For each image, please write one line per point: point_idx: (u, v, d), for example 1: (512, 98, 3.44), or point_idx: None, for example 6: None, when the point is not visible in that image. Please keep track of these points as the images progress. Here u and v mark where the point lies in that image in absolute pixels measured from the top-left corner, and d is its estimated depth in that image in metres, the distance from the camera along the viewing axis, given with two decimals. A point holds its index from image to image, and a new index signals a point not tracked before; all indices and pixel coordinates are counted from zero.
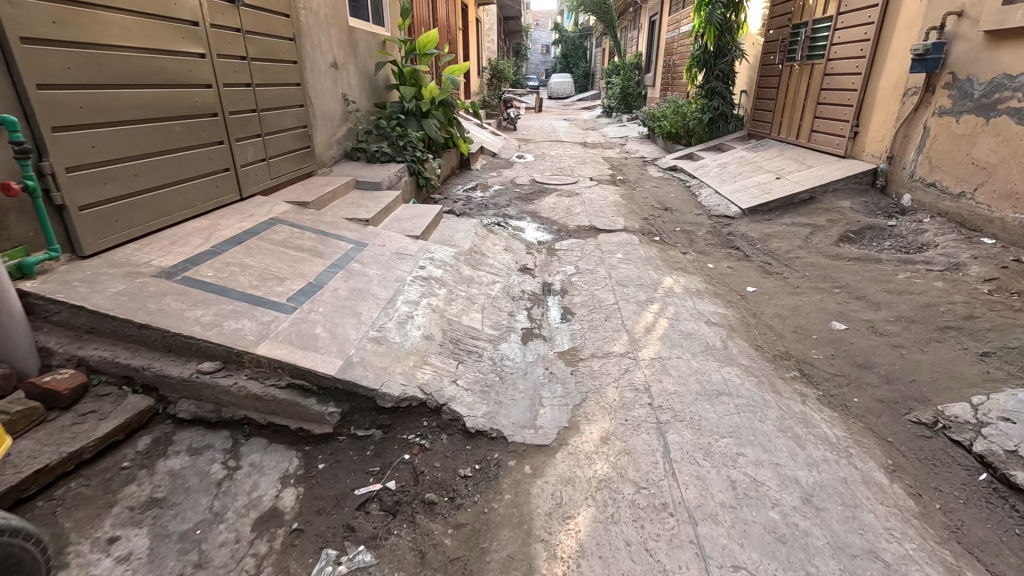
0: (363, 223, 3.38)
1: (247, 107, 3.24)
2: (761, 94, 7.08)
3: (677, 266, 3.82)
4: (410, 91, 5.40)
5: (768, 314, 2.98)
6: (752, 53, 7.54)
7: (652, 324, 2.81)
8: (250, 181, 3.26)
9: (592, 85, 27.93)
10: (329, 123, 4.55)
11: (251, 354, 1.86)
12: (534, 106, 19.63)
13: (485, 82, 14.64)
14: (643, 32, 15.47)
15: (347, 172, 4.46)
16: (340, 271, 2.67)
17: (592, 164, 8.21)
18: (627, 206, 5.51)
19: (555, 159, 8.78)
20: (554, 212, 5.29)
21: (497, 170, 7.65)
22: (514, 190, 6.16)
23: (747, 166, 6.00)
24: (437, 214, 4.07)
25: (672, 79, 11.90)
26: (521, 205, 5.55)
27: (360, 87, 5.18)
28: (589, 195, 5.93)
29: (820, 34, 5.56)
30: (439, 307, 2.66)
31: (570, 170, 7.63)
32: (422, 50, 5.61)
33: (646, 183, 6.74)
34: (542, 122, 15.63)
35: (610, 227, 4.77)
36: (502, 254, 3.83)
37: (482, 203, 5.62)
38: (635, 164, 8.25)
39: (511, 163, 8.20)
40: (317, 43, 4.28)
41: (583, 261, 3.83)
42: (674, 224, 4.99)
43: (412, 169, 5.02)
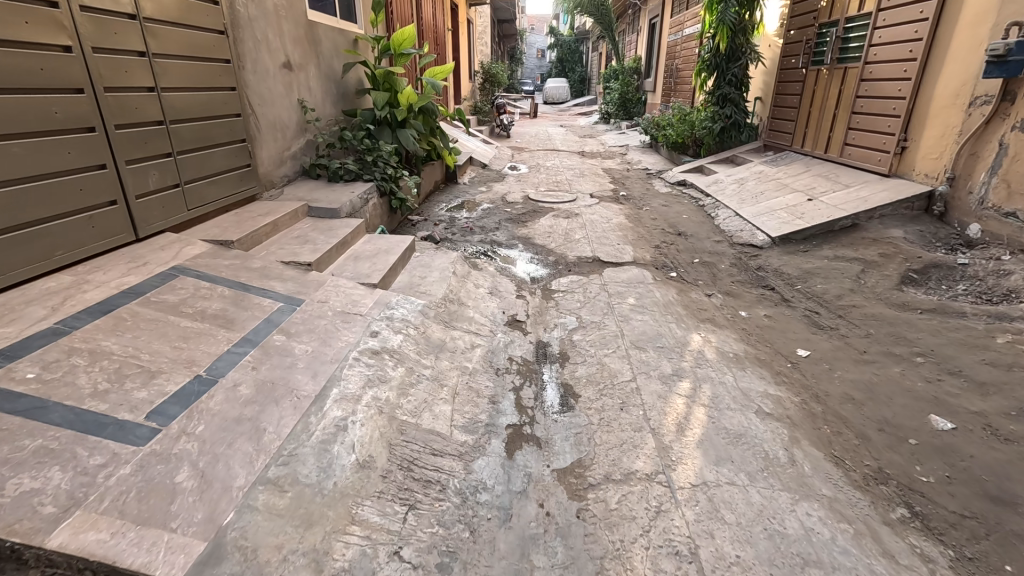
0: (305, 268, 2.62)
1: (149, 119, 2.47)
2: (779, 102, 6.38)
3: (704, 315, 3.09)
4: (383, 97, 4.64)
5: (837, 397, 2.24)
6: (769, 56, 6.84)
7: (685, 417, 2.07)
8: (154, 215, 2.49)
9: (588, 89, 27.33)
10: (280, 135, 3.78)
11: (34, 550, 1.09)
12: (529, 111, 18.94)
13: (478, 86, 13.94)
14: (642, 35, 14.83)
15: (301, 194, 3.69)
16: (252, 352, 1.90)
17: (591, 177, 7.49)
18: (635, 229, 4.79)
19: (551, 170, 8.04)
20: (550, 238, 4.55)
21: (487, 184, 6.90)
22: (504, 209, 5.42)
23: (769, 184, 5.28)
24: (407, 249, 3.31)
25: (676, 84, 11.23)
26: (512, 229, 4.80)
27: (323, 93, 4.42)
28: (590, 216, 5.20)
29: (855, 34, 4.85)
30: (392, 401, 1.90)
31: (568, 183, 6.90)
32: (398, 49, 4.85)
33: (653, 201, 6.02)
34: (538, 129, 14.95)
35: (617, 258, 4.04)
36: (487, 300, 3.08)
37: (468, 226, 4.87)
38: (639, 177, 7.55)
39: (504, 176, 7.47)
40: (262, 39, 3.52)
41: (587, 309, 3.09)
42: (691, 253, 4.27)
43: (384, 189, 4.25)
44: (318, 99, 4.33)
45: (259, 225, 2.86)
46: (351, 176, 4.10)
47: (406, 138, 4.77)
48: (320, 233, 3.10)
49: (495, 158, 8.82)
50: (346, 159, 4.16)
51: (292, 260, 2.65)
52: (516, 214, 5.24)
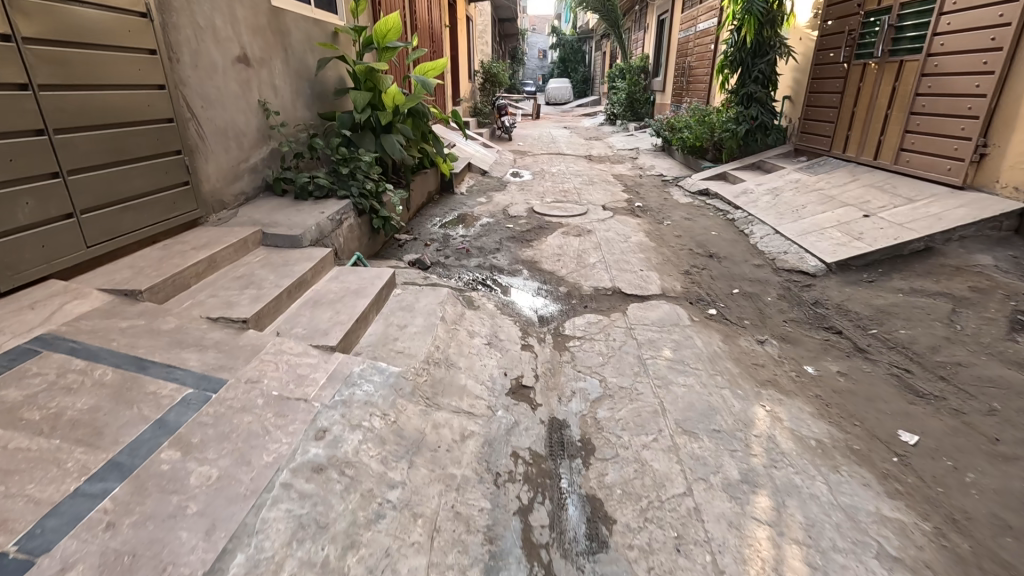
0: (240, 326, 1.96)
1: (17, 128, 1.82)
2: (813, 101, 5.70)
3: (763, 374, 2.42)
4: (364, 97, 3.97)
5: (986, 526, 1.56)
6: (799, 50, 6.15)
7: (776, 569, 1.40)
8: (26, 259, 1.83)
9: (592, 90, 26.67)
10: (234, 144, 3.11)
11: None
12: (532, 112, 18.28)
13: (478, 87, 13.29)
14: (650, 32, 14.17)
15: (258, 216, 3.03)
16: (116, 490, 1.23)
17: (602, 185, 6.81)
18: (659, 250, 4.11)
19: (558, 177, 7.37)
20: (560, 261, 3.87)
21: (487, 194, 6.22)
22: (505, 226, 4.74)
23: (811, 195, 4.59)
24: (385, 287, 2.65)
25: (689, 83, 10.56)
26: (515, 250, 4.13)
27: (291, 93, 3.75)
28: (606, 232, 4.53)
29: (913, 22, 4.18)
30: (334, 565, 1.23)
31: (577, 193, 6.22)
32: (382, 42, 4.19)
33: (674, 213, 5.35)
34: (541, 131, 14.29)
35: (643, 290, 3.36)
36: (484, 355, 2.41)
37: (463, 247, 4.21)
38: (654, 185, 6.87)
39: (506, 184, 6.81)
40: (207, 26, 2.86)
41: (612, 367, 2.42)
42: (729, 281, 3.60)
43: (363, 207, 3.57)
44: (284, 99, 3.66)
45: (187, 264, 2.19)
46: (322, 192, 3.42)
47: (390, 145, 4.10)
48: (272, 270, 2.44)
49: (496, 164, 8.15)
50: (317, 171, 3.48)
51: (222, 315, 1.98)
52: (519, 231, 4.57)
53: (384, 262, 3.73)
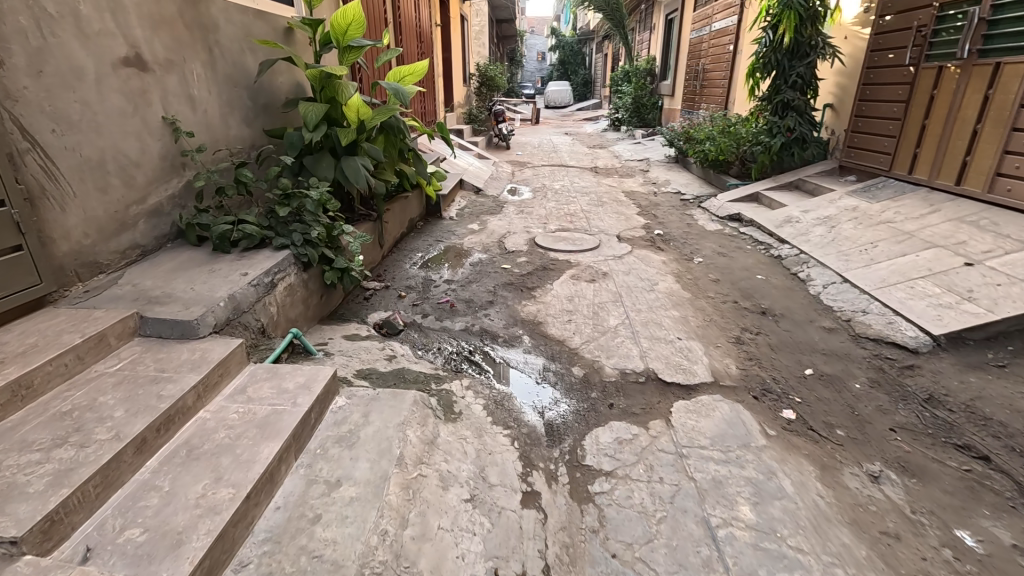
0: (3, 552, 1.07)
1: None
2: (865, 111, 4.84)
3: (905, 559, 1.53)
4: (317, 111, 3.07)
5: None
6: (845, 50, 5.25)
7: None
8: None
9: (593, 93, 25.81)
10: (116, 181, 2.22)
11: None
12: (531, 117, 17.38)
13: (474, 91, 12.43)
14: (656, 33, 13.34)
15: (147, 284, 2.13)
16: None
17: (614, 205, 5.93)
18: (696, 305, 3.24)
19: (562, 196, 6.49)
20: (572, 323, 2.99)
21: (481, 219, 5.34)
22: (500, 266, 3.86)
23: (879, 230, 3.72)
24: (316, 404, 1.77)
25: (702, 87, 9.73)
26: (513, 305, 3.25)
27: (215, 106, 2.86)
28: (625, 277, 3.65)
29: (1016, 15, 3.33)
30: None
31: (586, 217, 5.34)
32: (344, 40, 3.28)
33: (703, 246, 4.48)
34: (542, 138, 13.44)
35: (689, 375, 2.48)
36: (464, 530, 1.52)
37: (446, 299, 3.33)
38: (672, 206, 6.00)
39: (502, 206, 5.93)
40: (63, 13, 1.97)
41: (666, 549, 1.54)
42: (797, 356, 2.72)
43: (308, 259, 2.65)
44: (205, 115, 2.77)
45: None
46: (250, 241, 2.54)
47: (352, 170, 3.22)
48: (130, 394, 1.55)
49: (492, 179, 7.27)
50: (245, 212, 2.59)
51: None
52: (517, 275, 3.68)
53: (340, 327, 2.85)
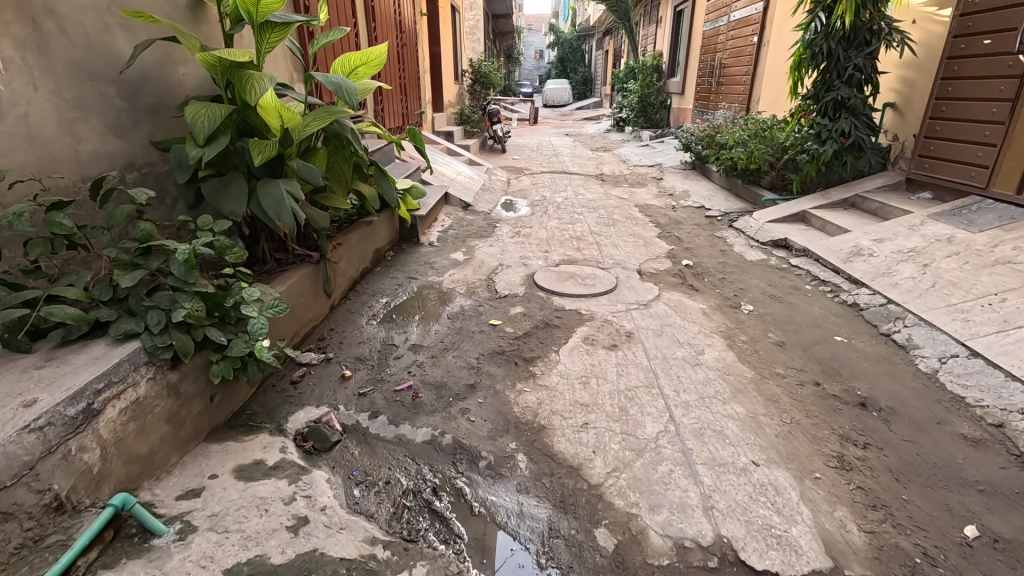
0: None
1: None
2: (946, 112, 3.88)
3: None
4: (212, 115, 2.08)
5: None
6: (916, 36, 4.26)
7: None
8: None
9: (594, 92, 24.88)
10: None
11: None
12: (529, 117, 16.39)
13: (467, 88, 11.45)
14: (663, 27, 12.41)
15: None
16: None
17: (629, 225, 4.97)
18: (764, 392, 2.27)
19: (565, 211, 5.52)
20: (591, 430, 2.03)
21: (467, 245, 4.36)
22: (488, 322, 2.89)
23: (997, 275, 2.76)
24: None
25: (718, 84, 8.78)
26: (503, 392, 2.29)
27: (46, 111, 1.89)
28: (657, 340, 2.68)
29: None
30: None
31: (597, 241, 4.38)
32: (262, 14, 2.29)
33: (748, 287, 3.51)
34: (540, 140, 12.46)
35: (788, 549, 1.52)
36: None
37: (409, 381, 2.35)
38: (697, 226, 5.03)
39: (494, 227, 4.95)
40: None
41: None
42: (941, 495, 1.76)
43: (171, 352, 1.65)
44: (19, 125, 1.79)
45: None
46: (71, 330, 1.58)
47: (271, 199, 2.27)
48: None
49: (485, 190, 6.29)
50: (68, 281, 1.62)
51: None
52: (511, 337, 2.71)
53: (238, 446, 1.87)
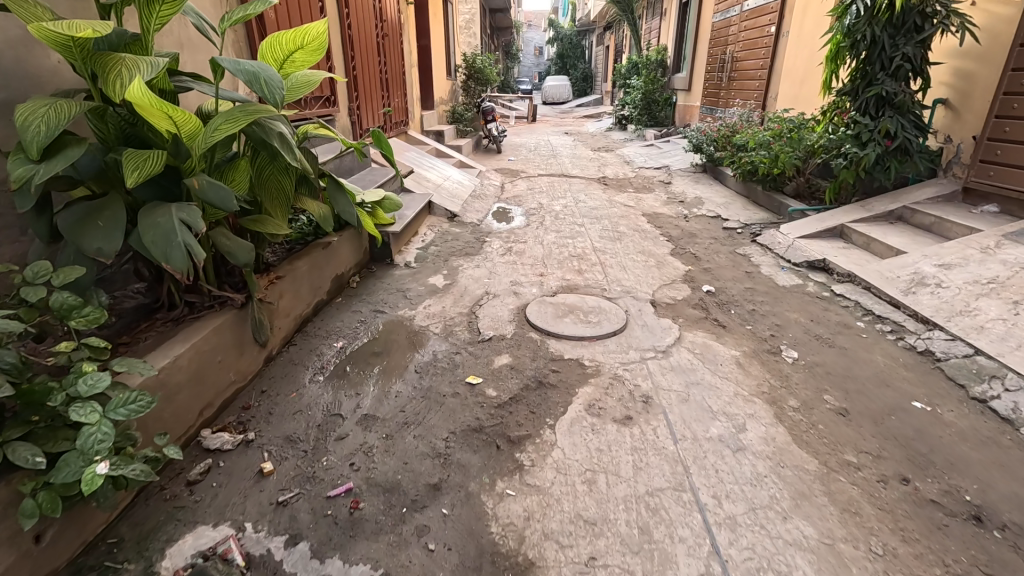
0: None
1: None
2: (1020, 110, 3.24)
3: None
4: (55, 117, 1.45)
5: None
6: (977, 20, 3.62)
7: None
8: None
9: (594, 89, 24.24)
10: None
11: None
12: (526, 114, 15.74)
13: (460, 85, 10.81)
14: (668, 20, 11.77)
15: None
16: None
17: (637, 239, 4.35)
18: (838, 498, 1.64)
19: (563, 222, 4.89)
20: (600, 571, 1.40)
21: (450, 266, 3.73)
22: (465, 380, 2.26)
23: None
24: None
25: (729, 80, 8.16)
26: (478, 497, 1.66)
27: None
28: (682, 409, 2.06)
29: None
30: None
31: (601, 262, 3.75)
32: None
33: (786, 324, 2.89)
34: (539, 139, 11.82)
35: None
36: None
37: (350, 480, 1.72)
38: (715, 241, 4.41)
39: (483, 243, 4.32)
40: None
41: None
42: None
43: None
44: None
45: None
46: None
47: (156, 232, 1.65)
48: None
49: (475, 197, 5.66)
50: None
51: None
52: (493, 405, 2.08)
53: None
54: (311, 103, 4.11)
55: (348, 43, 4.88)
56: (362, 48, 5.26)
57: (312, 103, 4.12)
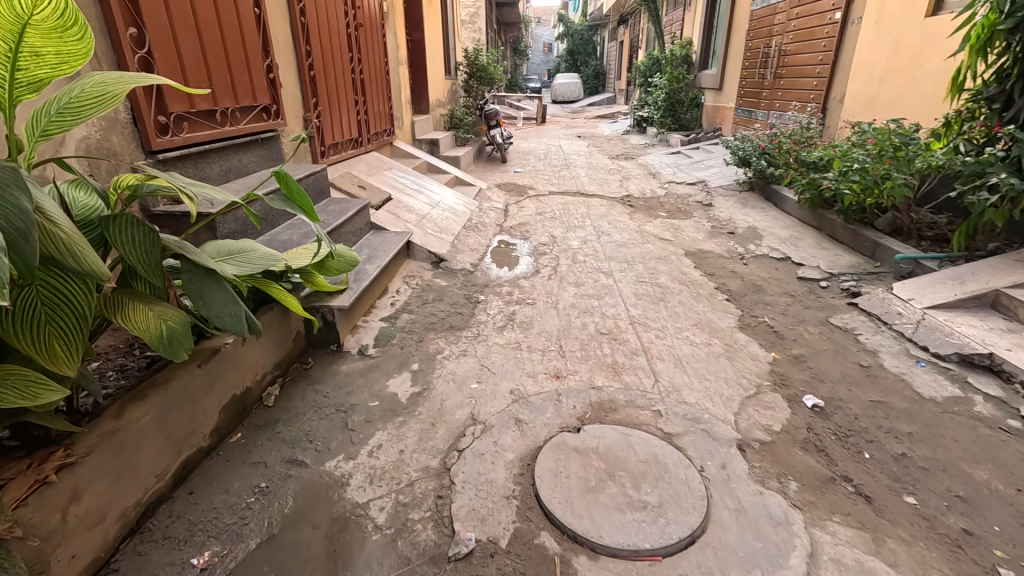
0: None
1: None
2: None
3: None
4: None
5: None
6: None
7: None
8: None
9: (607, 86, 22.97)
10: None
11: None
12: (535, 115, 14.51)
13: (461, 84, 9.63)
14: (694, 10, 10.50)
15: None
16: None
17: (688, 301, 3.17)
18: None
19: (584, 267, 3.72)
20: None
21: (423, 355, 2.58)
22: None
23: None
24: None
25: (775, 78, 6.92)
26: None
27: None
28: None
29: None
30: None
31: (645, 347, 2.57)
32: None
33: (976, 497, 1.71)
34: (549, 143, 10.63)
35: None
36: None
37: None
38: (793, 302, 3.22)
39: (474, 305, 3.17)
40: None
41: None
42: None
43: None
44: None
45: None
46: None
47: None
48: None
49: (470, 228, 4.51)
50: None
51: None
52: None
53: None
54: (236, 116, 2.95)
55: (302, 34, 3.73)
56: (326, 41, 4.10)
57: (238, 116, 2.97)
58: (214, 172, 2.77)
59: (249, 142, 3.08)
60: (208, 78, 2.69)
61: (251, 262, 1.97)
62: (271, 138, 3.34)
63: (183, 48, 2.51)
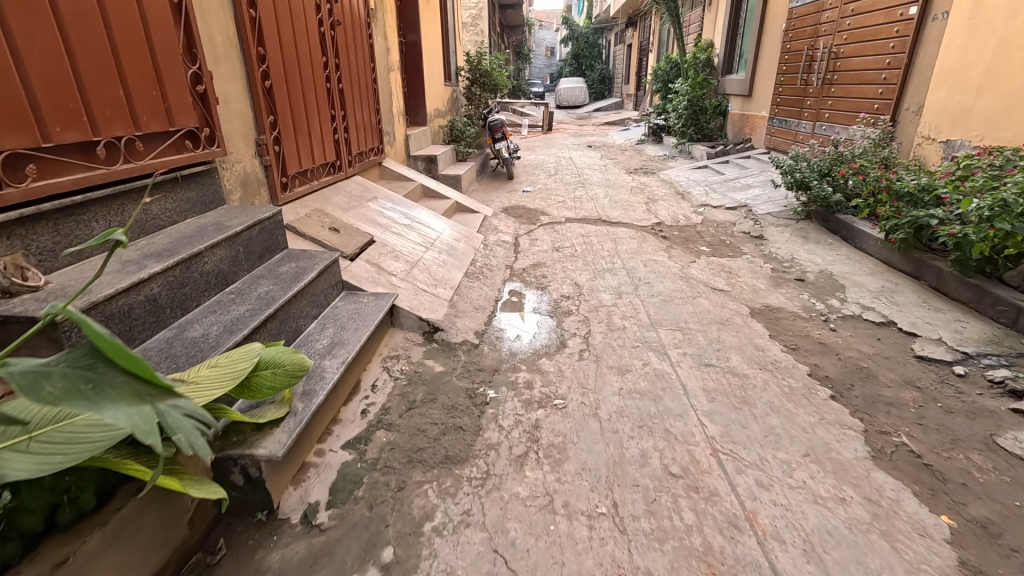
0: None
1: None
2: None
3: None
4: None
5: None
6: None
7: None
8: None
9: (613, 91, 22.14)
10: None
11: None
12: (541, 121, 13.65)
13: (463, 91, 8.76)
14: (716, 10, 9.64)
15: None
16: None
17: (783, 403, 2.25)
18: None
19: (624, 339, 2.81)
20: None
21: (403, 523, 1.65)
22: None
23: None
24: None
25: (822, 85, 6.03)
26: None
27: None
28: None
29: None
30: None
31: (748, 511, 1.66)
32: None
33: None
34: (558, 155, 9.74)
35: None
36: None
37: None
38: (928, 403, 2.30)
39: (482, 409, 2.25)
40: None
41: None
42: None
43: None
44: None
45: None
46: None
47: None
48: None
49: (474, 276, 3.61)
50: None
51: None
52: None
53: None
54: (138, 148, 2.04)
55: (252, 32, 2.82)
56: (289, 41, 3.19)
57: (141, 148, 2.06)
58: (95, 234, 1.86)
59: (163, 183, 2.17)
60: (79, 94, 1.78)
61: (73, 438, 1.06)
62: (201, 174, 2.43)
63: (26, 49, 1.59)
